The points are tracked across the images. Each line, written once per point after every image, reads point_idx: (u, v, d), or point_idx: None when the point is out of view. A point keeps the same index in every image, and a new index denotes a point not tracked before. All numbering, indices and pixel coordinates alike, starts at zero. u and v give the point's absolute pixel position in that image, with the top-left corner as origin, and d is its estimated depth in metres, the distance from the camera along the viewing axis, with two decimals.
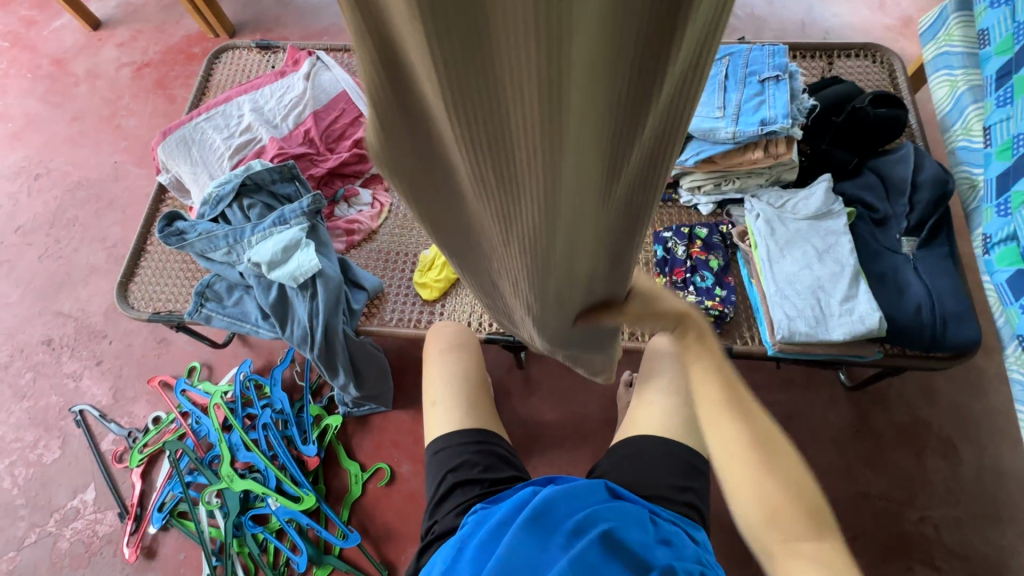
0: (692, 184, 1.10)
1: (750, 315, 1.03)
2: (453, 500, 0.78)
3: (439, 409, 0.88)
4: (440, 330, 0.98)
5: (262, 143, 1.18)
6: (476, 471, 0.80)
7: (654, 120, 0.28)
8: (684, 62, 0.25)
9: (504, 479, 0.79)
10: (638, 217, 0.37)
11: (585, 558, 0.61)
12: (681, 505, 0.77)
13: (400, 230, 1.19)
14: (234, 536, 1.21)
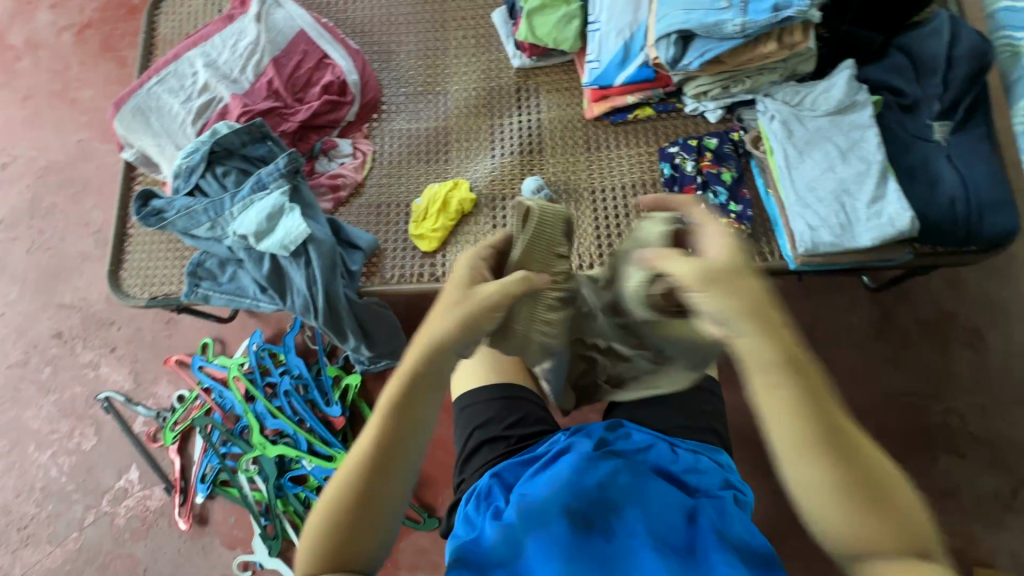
0: (696, 90, 1.00)
1: (769, 229, 0.96)
2: (481, 458, 0.78)
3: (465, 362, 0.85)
4: None
5: (224, 102, 1.08)
6: (500, 429, 0.79)
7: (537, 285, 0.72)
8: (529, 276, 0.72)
9: (531, 434, 0.78)
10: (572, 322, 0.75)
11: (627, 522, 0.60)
12: (700, 431, 0.74)
13: (388, 180, 1.12)
14: (276, 497, 1.26)
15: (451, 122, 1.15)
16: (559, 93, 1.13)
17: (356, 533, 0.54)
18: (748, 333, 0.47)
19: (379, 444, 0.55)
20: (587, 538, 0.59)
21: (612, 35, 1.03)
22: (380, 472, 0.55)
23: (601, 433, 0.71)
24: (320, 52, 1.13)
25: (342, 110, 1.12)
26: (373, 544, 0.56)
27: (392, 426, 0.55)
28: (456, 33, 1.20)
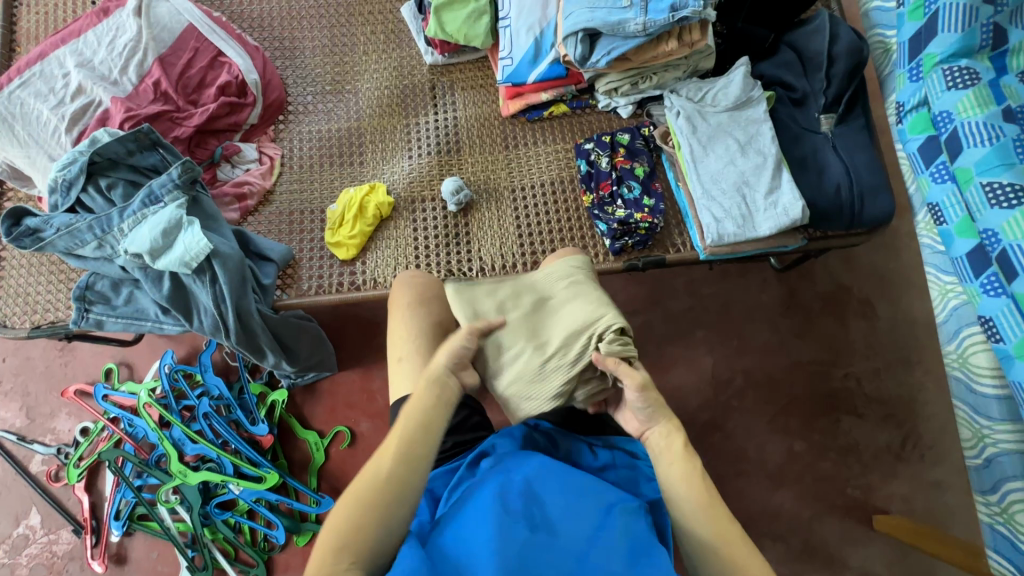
0: (608, 86, 1.02)
1: (681, 221, 1.00)
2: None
3: (405, 367, 0.77)
4: (406, 280, 0.85)
5: (104, 105, 0.97)
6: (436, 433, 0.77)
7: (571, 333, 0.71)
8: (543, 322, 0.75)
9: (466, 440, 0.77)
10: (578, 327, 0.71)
11: (548, 517, 0.60)
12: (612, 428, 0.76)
13: (299, 186, 1.06)
14: (203, 525, 1.19)
15: (364, 122, 1.10)
16: (475, 90, 1.11)
17: (383, 503, 0.58)
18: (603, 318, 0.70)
19: (403, 443, 0.61)
20: (515, 535, 0.57)
21: (522, 31, 1.03)
22: (408, 453, 0.61)
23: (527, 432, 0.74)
24: (212, 49, 1.05)
25: (242, 111, 1.05)
26: (389, 514, 0.58)
27: (415, 420, 0.63)
28: (361, 28, 1.15)
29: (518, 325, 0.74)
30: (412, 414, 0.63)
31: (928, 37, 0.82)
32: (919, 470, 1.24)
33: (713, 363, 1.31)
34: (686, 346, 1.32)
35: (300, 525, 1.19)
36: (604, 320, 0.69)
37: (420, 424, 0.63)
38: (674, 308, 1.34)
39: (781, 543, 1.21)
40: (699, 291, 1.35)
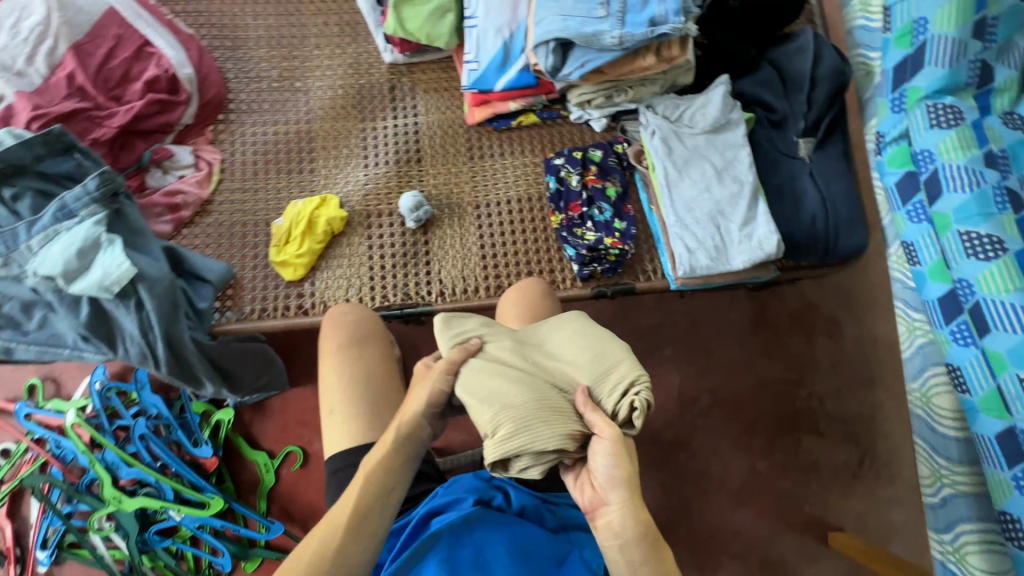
0: (580, 99, 0.95)
1: (653, 245, 0.95)
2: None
3: (349, 414, 0.71)
4: (338, 316, 0.80)
5: (8, 100, 0.85)
6: None
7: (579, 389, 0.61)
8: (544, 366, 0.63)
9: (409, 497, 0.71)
10: (591, 376, 0.61)
11: None
12: None
13: (241, 196, 0.96)
14: (141, 553, 1.12)
15: (316, 125, 1.01)
16: (437, 93, 1.03)
17: None
18: (621, 369, 0.60)
19: (357, 510, 0.59)
20: None
21: (490, 33, 0.94)
22: (358, 524, 0.59)
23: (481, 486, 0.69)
24: (138, 38, 0.93)
25: (176, 111, 0.94)
26: None
27: (372, 491, 0.61)
28: (312, 18, 1.03)
29: (521, 364, 0.62)
30: (369, 476, 0.61)
31: (913, 68, 0.78)
32: (874, 488, 1.26)
33: (680, 381, 1.29)
34: (653, 363, 1.30)
35: (247, 550, 1.13)
36: (625, 377, 0.59)
37: (375, 490, 0.61)
38: (642, 323, 1.31)
39: (739, 561, 1.22)
40: (668, 307, 1.32)
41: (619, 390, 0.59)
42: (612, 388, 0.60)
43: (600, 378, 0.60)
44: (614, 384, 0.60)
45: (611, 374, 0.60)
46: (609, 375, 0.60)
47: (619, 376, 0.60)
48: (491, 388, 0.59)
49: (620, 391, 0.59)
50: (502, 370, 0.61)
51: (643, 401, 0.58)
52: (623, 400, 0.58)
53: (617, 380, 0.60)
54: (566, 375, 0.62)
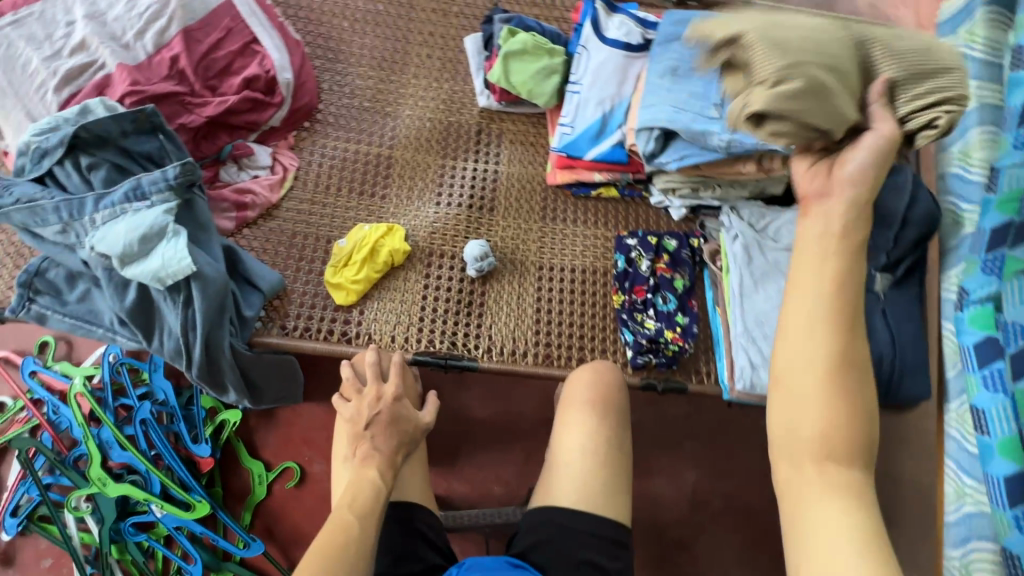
0: (666, 185, 0.94)
1: (709, 348, 0.92)
2: None
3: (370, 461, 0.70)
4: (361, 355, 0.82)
5: (107, 69, 0.85)
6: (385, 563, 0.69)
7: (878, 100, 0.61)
8: (844, 20, 0.63)
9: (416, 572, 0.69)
10: (900, 94, 0.60)
11: None
12: None
13: (309, 207, 0.94)
14: (111, 542, 1.07)
15: (398, 151, 1.00)
16: (523, 146, 1.02)
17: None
18: (942, 60, 0.59)
19: (353, 530, 0.63)
20: None
21: (592, 102, 0.94)
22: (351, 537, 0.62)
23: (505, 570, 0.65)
24: (247, 34, 0.92)
25: (266, 112, 0.93)
26: None
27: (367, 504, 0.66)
28: (416, 46, 1.03)
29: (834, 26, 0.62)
30: (353, 511, 0.65)
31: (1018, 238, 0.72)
32: None
33: (695, 479, 1.25)
34: (670, 455, 1.26)
35: (220, 563, 1.08)
36: (943, 84, 0.58)
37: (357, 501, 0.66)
38: (667, 411, 1.27)
39: None
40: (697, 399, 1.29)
41: (920, 86, 0.59)
42: (926, 92, 0.59)
43: (905, 56, 0.60)
44: (911, 81, 0.59)
45: (929, 70, 0.59)
46: (922, 59, 0.60)
47: (936, 77, 0.59)
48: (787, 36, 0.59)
49: (919, 93, 0.59)
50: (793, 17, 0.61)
51: (947, 121, 0.58)
52: (929, 112, 0.58)
53: (920, 93, 0.58)
54: (871, 36, 0.62)
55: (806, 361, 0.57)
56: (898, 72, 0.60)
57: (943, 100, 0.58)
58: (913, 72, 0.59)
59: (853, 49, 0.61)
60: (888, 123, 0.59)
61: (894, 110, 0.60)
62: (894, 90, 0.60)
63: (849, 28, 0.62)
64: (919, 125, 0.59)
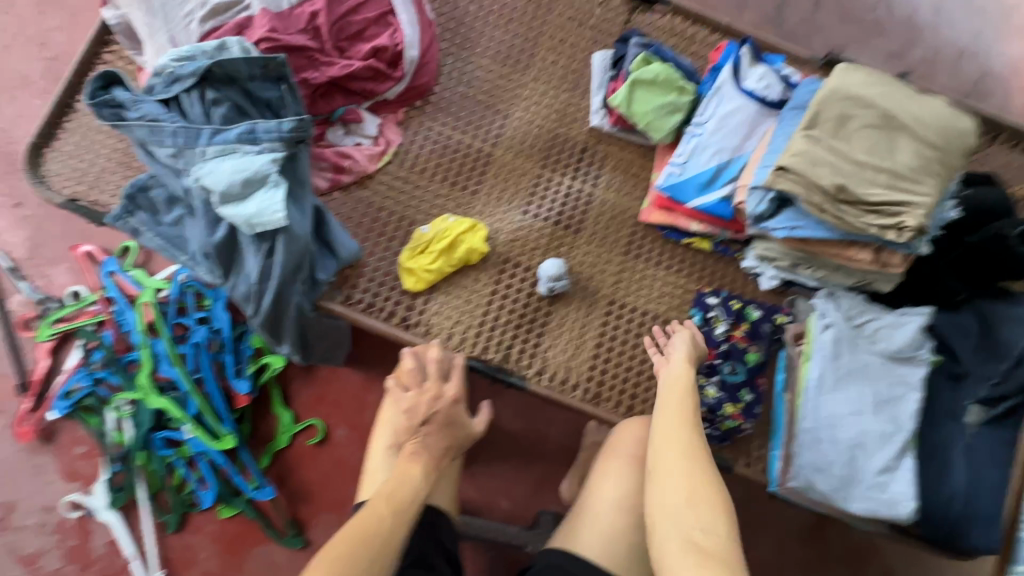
0: (764, 253, 0.89)
1: (766, 432, 0.88)
2: None
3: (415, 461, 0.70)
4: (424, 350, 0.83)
5: (251, 12, 0.86)
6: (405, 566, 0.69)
7: (893, 192, 0.75)
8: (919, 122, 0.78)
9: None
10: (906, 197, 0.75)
11: None
12: None
13: (401, 185, 0.94)
14: (140, 449, 1.12)
15: (499, 150, 0.98)
16: (624, 175, 0.99)
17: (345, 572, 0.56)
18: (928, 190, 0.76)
19: (386, 524, 0.62)
20: None
21: (709, 149, 0.89)
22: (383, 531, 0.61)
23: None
24: (386, 4, 0.92)
25: (385, 85, 0.93)
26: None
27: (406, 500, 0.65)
28: (543, 49, 1.01)
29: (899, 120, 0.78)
30: (389, 506, 0.64)
31: None
32: None
33: None
34: None
35: (231, 497, 1.12)
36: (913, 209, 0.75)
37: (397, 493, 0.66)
38: None
39: None
40: None
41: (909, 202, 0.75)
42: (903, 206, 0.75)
43: (925, 174, 0.76)
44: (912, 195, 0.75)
45: (918, 191, 0.75)
46: (919, 182, 0.76)
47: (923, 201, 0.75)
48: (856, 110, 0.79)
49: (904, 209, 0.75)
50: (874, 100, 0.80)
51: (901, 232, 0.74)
52: (891, 221, 0.75)
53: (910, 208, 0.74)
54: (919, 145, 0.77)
55: (677, 529, 0.58)
56: (909, 179, 0.76)
57: (909, 219, 0.74)
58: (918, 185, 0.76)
59: (894, 149, 0.77)
60: (878, 208, 0.76)
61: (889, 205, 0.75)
62: (905, 187, 0.76)
63: (906, 132, 0.78)
64: (884, 227, 0.75)
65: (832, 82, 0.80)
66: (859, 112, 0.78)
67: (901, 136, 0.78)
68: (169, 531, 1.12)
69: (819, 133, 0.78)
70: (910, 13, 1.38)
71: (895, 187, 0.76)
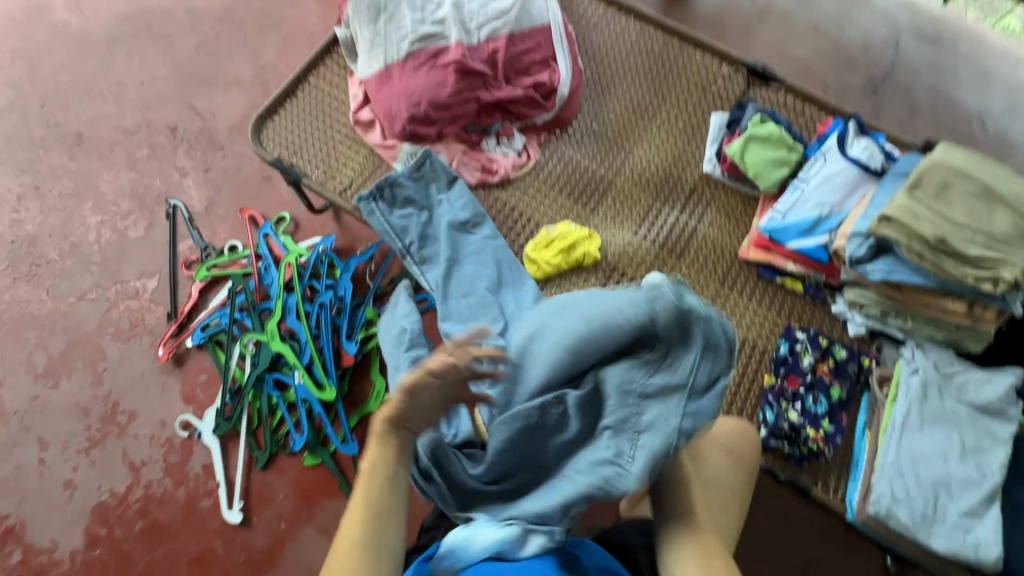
0: (856, 298, 0.97)
1: (846, 465, 0.92)
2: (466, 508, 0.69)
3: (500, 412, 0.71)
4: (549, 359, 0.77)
5: (447, 42, 1.09)
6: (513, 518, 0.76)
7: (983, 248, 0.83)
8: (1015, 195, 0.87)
9: None
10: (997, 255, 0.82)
11: None
12: None
13: (533, 193, 1.11)
14: (252, 386, 1.26)
15: (619, 180, 1.14)
16: (727, 217, 1.11)
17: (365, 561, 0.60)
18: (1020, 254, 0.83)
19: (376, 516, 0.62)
20: None
21: (811, 201, 1.01)
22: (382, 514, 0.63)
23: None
24: (550, 52, 1.14)
25: (537, 111, 1.13)
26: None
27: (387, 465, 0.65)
28: (669, 106, 1.18)
29: (993, 188, 0.87)
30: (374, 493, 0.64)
31: None
32: None
33: None
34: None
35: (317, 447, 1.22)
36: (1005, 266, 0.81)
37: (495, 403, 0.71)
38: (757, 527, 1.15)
39: None
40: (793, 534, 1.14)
41: (1002, 260, 0.81)
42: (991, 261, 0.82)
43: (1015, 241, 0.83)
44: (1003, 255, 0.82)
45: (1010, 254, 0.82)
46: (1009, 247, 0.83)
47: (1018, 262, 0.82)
48: (952, 177, 0.88)
49: (994, 266, 0.81)
50: (971, 167, 0.89)
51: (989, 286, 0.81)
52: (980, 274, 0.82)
53: (1000, 266, 0.81)
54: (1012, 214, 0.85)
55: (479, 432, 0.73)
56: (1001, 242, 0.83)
57: (999, 275, 0.80)
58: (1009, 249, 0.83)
59: (987, 213, 0.85)
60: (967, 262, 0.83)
61: (981, 261, 0.82)
62: (997, 248, 0.83)
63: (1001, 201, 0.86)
64: (977, 279, 0.82)
65: (936, 154, 0.91)
66: (959, 181, 0.88)
67: (993, 203, 0.86)
68: (256, 466, 1.23)
69: (920, 193, 0.88)
70: (1002, 130, 1.51)
71: (986, 246, 0.83)
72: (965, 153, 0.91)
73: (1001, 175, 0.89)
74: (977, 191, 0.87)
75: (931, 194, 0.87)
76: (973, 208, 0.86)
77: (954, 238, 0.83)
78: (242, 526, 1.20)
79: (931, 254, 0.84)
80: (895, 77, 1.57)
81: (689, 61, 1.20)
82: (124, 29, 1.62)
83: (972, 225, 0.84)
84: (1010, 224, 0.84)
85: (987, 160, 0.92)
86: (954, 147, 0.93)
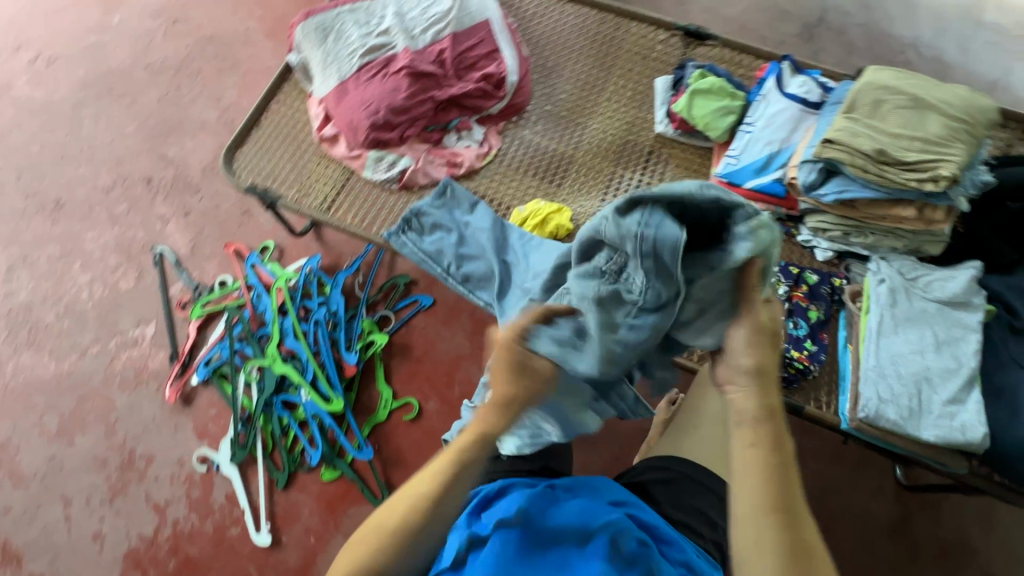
0: (818, 224, 1.01)
1: (833, 381, 0.96)
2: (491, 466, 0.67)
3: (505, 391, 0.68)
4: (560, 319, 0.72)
5: (395, 51, 1.15)
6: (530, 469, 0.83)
7: (922, 153, 0.89)
8: (944, 100, 0.92)
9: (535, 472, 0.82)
10: (936, 157, 0.88)
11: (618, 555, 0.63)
12: (707, 541, 0.75)
13: (500, 179, 1.16)
14: (262, 411, 1.29)
15: (579, 154, 1.19)
16: (687, 171, 1.16)
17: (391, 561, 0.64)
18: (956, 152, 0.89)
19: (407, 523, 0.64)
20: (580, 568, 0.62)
21: (760, 141, 1.07)
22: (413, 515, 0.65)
23: (609, 507, 0.70)
24: (495, 45, 1.19)
25: (491, 101, 1.18)
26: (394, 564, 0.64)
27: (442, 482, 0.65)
28: (615, 78, 1.24)
29: (923, 97, 0.93)
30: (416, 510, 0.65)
31: None
32: None
33: None
34: None
35: (334, 458, 1.25)
36: (942, 166, 0.87)
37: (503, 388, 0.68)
38: None
39: None
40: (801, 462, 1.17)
41: (939, 161, 0.87)
42: (932, 164, 0.88)
43: (951, 142, 0.89)
44: (941, 155, 0.88)
45: (947, 154, 0.88)
46: (945, 147, 0.89)
47: (955, 160, 0.88)
48: (885, 93, 0.94)
49: (934, 168, 0.87)
50: (900, 81, 0.95)
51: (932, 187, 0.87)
52: (922, 178, 0.88)
53: (939, 167, 0.87)
54: (944, 118, 0.91)
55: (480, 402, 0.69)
56: (938, 145, 0.89)
57: (939, 175, 0.87)
58: (946, 150, 0.89)
59: (921, 121, 0.91)
60: (909, 169, 0.89)
61: (921, 166, 0.88)
62: (936, 150, 0.89)
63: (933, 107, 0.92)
64: (920, 182, 0.88)
65: (867, 76, 0.96)
66: (891, 97, 0.93)
67: (926, 110, 0.92)
68: (277, 488, 1.26)
69: (856, 114, 0.94)
70: (937, 54, 1.57)
71: (924, 151, 0.89)
72: (893, 71, 0.97)
73: (930, 84, 0.95)
74: (909, 103, 0.93)
75: (866, 113, 0.93)
76: (907, 119, 0.92)
77: (894, 149, 0.89)
78: (271, 548, 1.22)
79: (874, 168, 0.90)
80: (828, 21, 1.64)
81: (626, 33, 1.26)
82: (87, 93, 1.67)
83: (909, 134, 0.90)
84: (943, 127, 0.90)
85: (914, 73, 0.97)
86: (882, 67, 0.99)
